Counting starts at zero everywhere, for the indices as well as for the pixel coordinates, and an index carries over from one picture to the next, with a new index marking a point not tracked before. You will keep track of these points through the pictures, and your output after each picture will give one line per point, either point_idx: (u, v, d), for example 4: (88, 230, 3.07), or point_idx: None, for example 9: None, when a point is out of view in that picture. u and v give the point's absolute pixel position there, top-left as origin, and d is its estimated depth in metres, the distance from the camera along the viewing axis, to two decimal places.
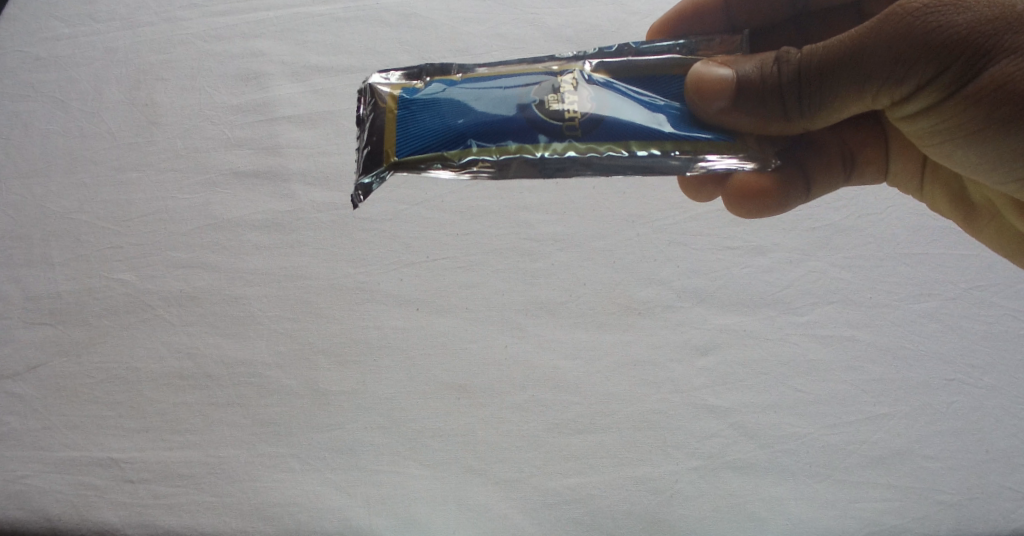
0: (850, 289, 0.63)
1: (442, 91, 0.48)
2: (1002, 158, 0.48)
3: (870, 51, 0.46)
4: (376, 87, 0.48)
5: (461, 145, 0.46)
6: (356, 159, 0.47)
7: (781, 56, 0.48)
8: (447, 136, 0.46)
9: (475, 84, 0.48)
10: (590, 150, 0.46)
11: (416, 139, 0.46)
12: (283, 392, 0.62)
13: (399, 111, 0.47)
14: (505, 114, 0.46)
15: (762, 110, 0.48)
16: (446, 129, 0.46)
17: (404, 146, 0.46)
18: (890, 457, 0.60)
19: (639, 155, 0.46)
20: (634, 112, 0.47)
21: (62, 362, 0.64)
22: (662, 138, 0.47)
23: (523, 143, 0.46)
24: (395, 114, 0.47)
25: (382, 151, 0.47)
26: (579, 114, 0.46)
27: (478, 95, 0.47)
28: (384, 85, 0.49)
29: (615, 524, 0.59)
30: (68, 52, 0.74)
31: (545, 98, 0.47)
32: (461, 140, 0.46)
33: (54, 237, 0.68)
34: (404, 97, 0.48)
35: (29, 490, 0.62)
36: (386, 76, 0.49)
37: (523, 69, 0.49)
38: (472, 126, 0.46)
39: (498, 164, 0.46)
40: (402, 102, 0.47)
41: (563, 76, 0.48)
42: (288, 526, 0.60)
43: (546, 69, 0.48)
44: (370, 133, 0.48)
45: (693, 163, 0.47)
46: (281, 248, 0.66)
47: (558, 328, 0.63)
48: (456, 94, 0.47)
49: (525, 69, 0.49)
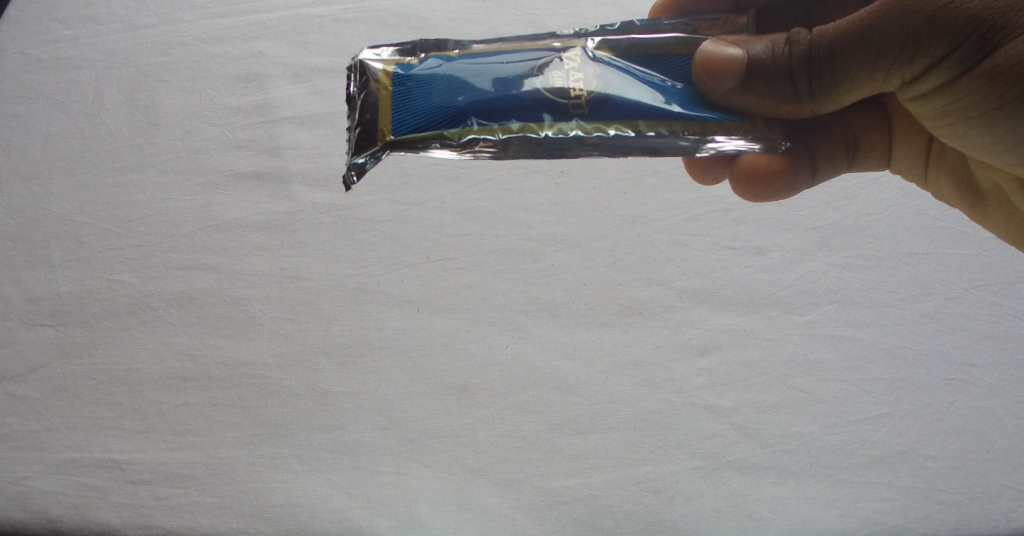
0: (849, 289, 0.63)
1: (439, 66, 0.47)
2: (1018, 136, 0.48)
3: (881, 30, 0.46)
4: (368, 64, 0.48)
5: (462, 123, 0.46)
6: (350, 138, 0.47)
7: (792, 37, 0.48)
8: (446, 114, 0.46)
9: (473, 60, 0.48)
10: (596, 129, 0.46)
11: (414, 117, 0.46)
12: (283, 393, 0.62)
13: (394, 88, 0.47)
14: (506, 91, 0.46)
15: (771, 91, 0.48)
16: (444, 105, 0.46)
17: (401, 125, 0.46)
18: (891, 456, 0.60)
19: (646, 136, 0.46)
20: (640, 91, 0.47)
21: (63, 363, 0.65)
22: (671, 118, 0.46)
23: (526, 123, 0.46)
24: (390, 91, 0.47)
25: (378, 130, 0.46)
26: (585, 92, 0.46)
27: (477, 72, 0.47)
28: (375, 61, 0.48)
29: (615, 524, 0.59)
30: (68, 53, 0.75)
31: (550, 75, 0.47)
32: (461, 119, 0.46)
33: (55, 238, 0.68)
34: (399, 73, 0.47)
35: (29, 491, 0.62)
36: (378, 52, 0.49)
37: (525, 46, 0.49)
38: (471, 104, 0.46)
39: (500, 143, 0.46)
40: (398, 78, 0.47)
41: (567, 52, 0.48)
42: (289, 527, 0.60)
43: (547, 46, 0.49)
44: (364, 111, 0.47)
45: (703, 144, 0.47)
46: (281, 249, 0.66)
47: (558, 328, 0.63)
48: (454, 70, 0.47)
49: (526, 46, 0.49)
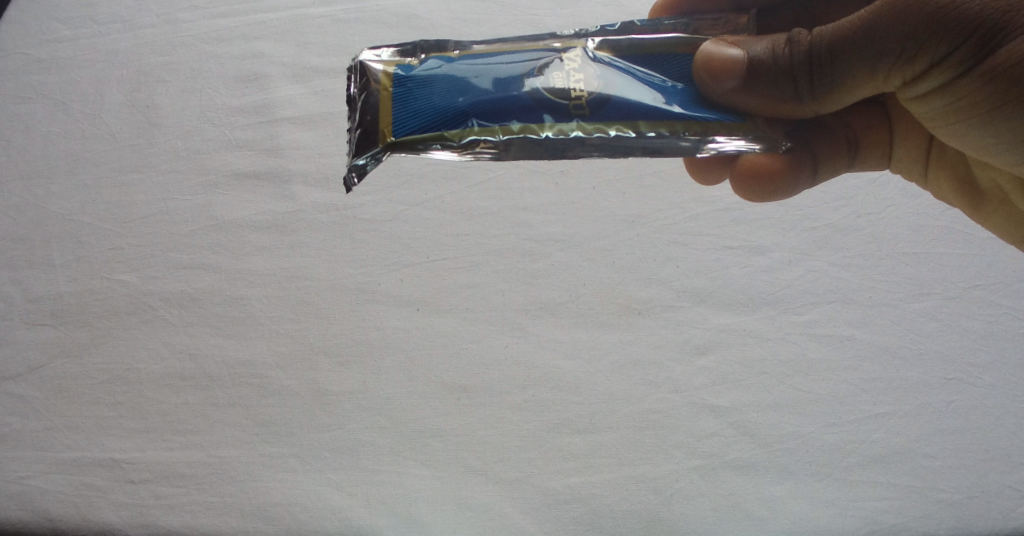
0: (849, 289, 0.63)
1: (439, 67, 0.48)
2: (1018, 136, 0.48)
3: (882, 30, 0.46)
4: (369, 65, 0.48)
5: (462, 124, 0.46)
6: (350, 140, 0.47)
7: (792, 37, 0.48)
8: (446, 115, 0.46)
9: (473, 61, 0.48)
10: (597, 130, 0.46)
11: (414, 118, 0.46)
12: (284, 392, 0.62)
13: (394, 89, 0.47)
14: (507, 92, 0.46)
15: (772, 91, 0.48)
16: (444, 106, 0.46)
17: (402, 125, 0.46)
18: (890, 456, 0.60)
19: (647, 137, 0.46)
20: (641, 91, 0.47)
21: (64, 362, 0.65)
22: (672, 118, 0.46)
23: (527, 123, 0.46)
24: (390, 92, 0.47)
25: (378, 131, 0.46)
26: (586, 92, 0.46)
27: (478, 72, 0.47)
28: (376, 62, 0.48)
29: (615, 523, 0.59)
30: (69, 54, 0.75)
31: (551, 76, 0.47)
32: (462, 120, 0.46)
33: (55, 238, 0.68)
34: (399, 74, 0.47)
35: (30, 490, 0.62)
36: (378, 53, 0.49)
37: (526, 46, 0.49)
38: (472, 105, 0.46)
39: (501, 144, 0.46)
40: (398, 79, 0.47)
41: (566, 53, 0.48)
42: (289, 526, 0.60)
43: (548, 46, 0.49)
44: (364, 112, 0.47)
45: (703, 144, 0.47)
46: (281, 249, 0.66)
47: (558, 327, 0.63)
48: (454, 71, 0.47)
49: (526, 46, 0.49)
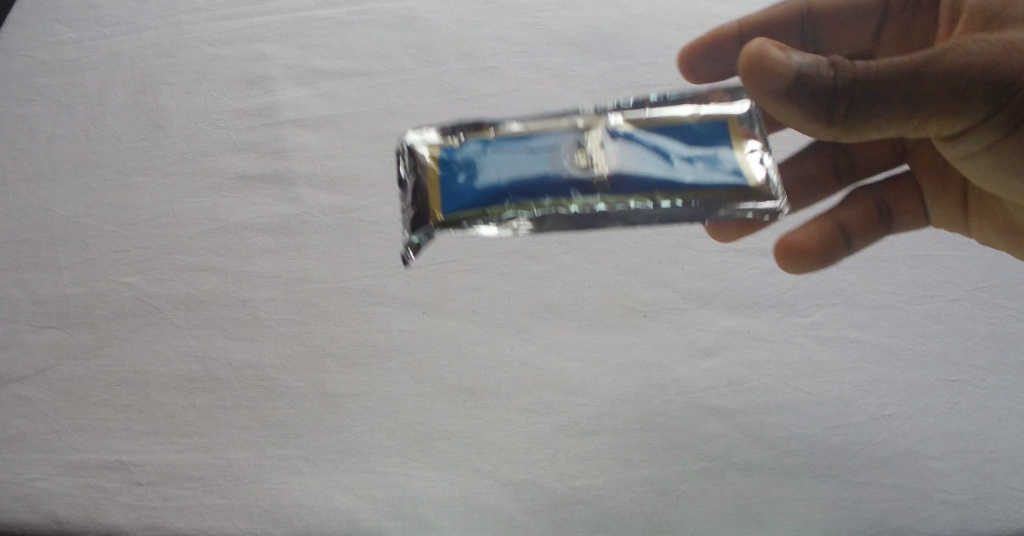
0: (851, 290, 0.64)
1: (477, 153, 0.56)
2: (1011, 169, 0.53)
3: (930, 84, 0.47)
4: (417, 149, 0.57)
5: (501, 203, 0.54)
6: (405, 218, 0.56)
7: (836, 62, 0.48)
8: (488, 197, 0.54)
9: (507, 145, 0.56)
10: (618, 203, 0.54)
11: (460, 199, 0.55)
12: (291, 394, 0.62)
13: (441, 173, 0.56)
14: (540, 174, 0.55)
15: (811, 107, 0.49)
16: (485, 192, 0.54)
17: (448, 205, 0.55)
18: (895, 457, 0.60)
19: (663, 207, 0.54)
20: (656, 166, 0.55)
21: (70, 364, 0.64)
22: (685, 189, 0.54)
23: (557, 199, 0.54)
24: (437, 176, 0.56)
25: (428, 211, 0.55)
26: (607, 171, 0.54)
27: (512, 157, 0.55)
28: (423, 147, 0.58)
29: (622, 525, 0.59)
30: (74, 56, 0.75)
31: (576, 157, 0.55)
32: (500, 199, 0.54)
33: (61, 241, 0.68)
34: (445, 158, 0.56)
35: (38, 492, 0.61)
36: (424, 137, 0.58)
37: (552, 126, 0.57)
38: (510, 186, 0.54)
39: (536, 218, 0.54)
40: (443, 164, 0.56)
41: (589, 132, 0.56)
42: (295, 528, 0.59)
43: (572, 126, 0.57)
44: (416, 195, 0.56)
45: (713, 214, 0.55)
46: (287, 251, 0.67)
47: (564, 330, 0.63)
48: (492, 158, 0.55)
49: (554, 126, 0.57)
